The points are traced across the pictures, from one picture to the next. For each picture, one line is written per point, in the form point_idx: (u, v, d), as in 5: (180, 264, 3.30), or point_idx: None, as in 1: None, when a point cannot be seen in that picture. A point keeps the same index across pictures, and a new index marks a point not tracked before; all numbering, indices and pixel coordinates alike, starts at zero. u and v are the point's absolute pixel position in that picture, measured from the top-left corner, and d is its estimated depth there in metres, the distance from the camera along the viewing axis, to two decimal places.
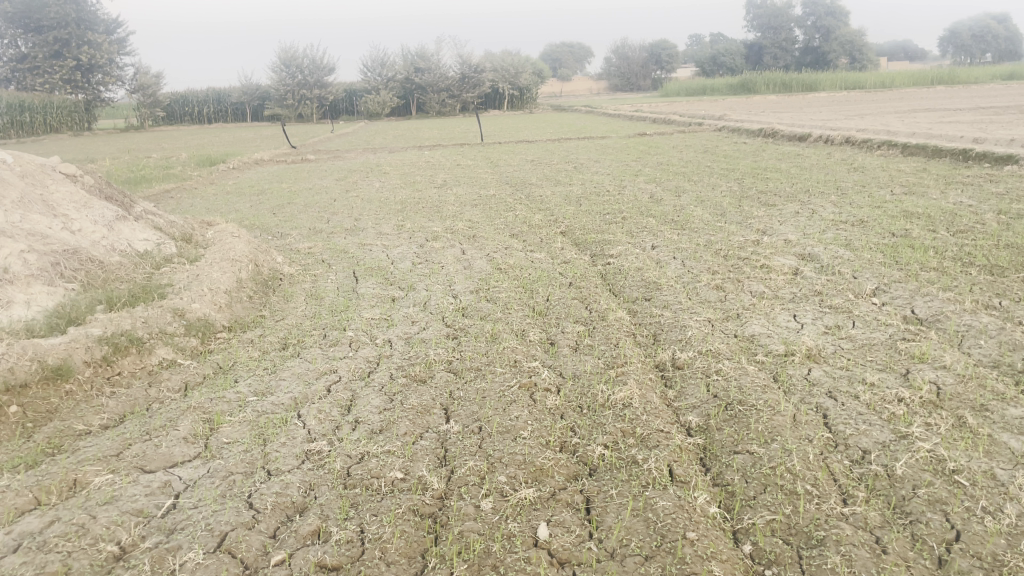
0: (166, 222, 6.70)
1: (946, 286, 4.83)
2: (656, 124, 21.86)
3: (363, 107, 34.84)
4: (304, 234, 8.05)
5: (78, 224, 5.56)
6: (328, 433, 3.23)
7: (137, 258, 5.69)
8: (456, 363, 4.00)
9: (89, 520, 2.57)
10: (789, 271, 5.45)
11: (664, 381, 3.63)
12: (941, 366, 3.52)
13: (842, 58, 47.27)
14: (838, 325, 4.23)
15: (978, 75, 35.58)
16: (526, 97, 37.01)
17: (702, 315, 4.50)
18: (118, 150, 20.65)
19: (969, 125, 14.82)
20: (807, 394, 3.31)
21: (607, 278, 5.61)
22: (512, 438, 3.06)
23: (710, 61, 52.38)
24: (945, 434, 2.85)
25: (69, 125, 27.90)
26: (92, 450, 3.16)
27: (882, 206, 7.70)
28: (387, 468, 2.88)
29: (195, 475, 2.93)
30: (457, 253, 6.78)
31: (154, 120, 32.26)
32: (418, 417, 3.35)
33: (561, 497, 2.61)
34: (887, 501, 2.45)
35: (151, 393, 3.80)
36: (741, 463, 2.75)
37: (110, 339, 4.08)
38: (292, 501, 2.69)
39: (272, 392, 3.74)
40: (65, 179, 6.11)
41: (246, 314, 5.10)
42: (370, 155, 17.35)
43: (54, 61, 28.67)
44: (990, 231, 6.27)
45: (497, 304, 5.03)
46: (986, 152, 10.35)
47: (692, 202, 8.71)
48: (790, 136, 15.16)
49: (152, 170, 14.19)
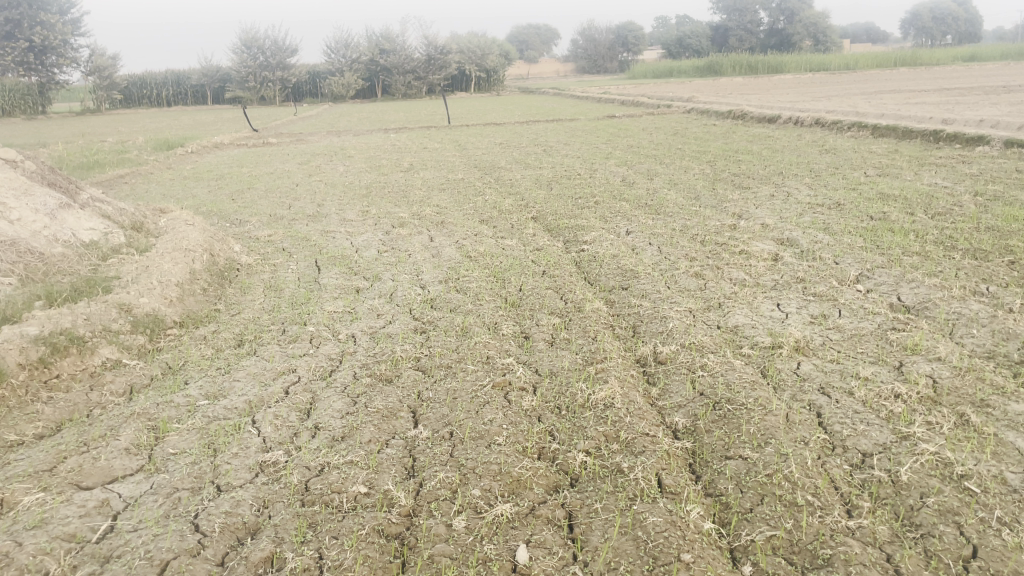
0: (116, 209, 6.32)
1: (931, 271, 4.68)
2: (623, 107, 21.64)
3: (327, 89, 34.16)
4: (264, 221, 7.71)
5: (17, 213, 5.19)
6: (286, 442, 2.96)
7: (82, 248, 5.33)
8: (424, 360, 3.75)
9: (13, 548, 2.29)
10: (769, 257, 5.27)
11: (647, 378, 3.41)
12: (936, 358, 3.35)
13: (806, 41, 47.51)
14: (824, 315, 4.05)
15: (938, 57, 35.88)
16: (494, 79, 36.41)
17: (683, 305, 4.30)
18: (72, 134, 19.91)
19: (937, 107, 14.79)
20: (798, 390, 3.11)
21: (581, 266, 5.38)
22: (486, 445, 2.82)
23: (677, 43, 52.16)
24: (949, 435, 2.67)
25: (22, 109, 26.87)
26: (24, 464, 2.86)
27: (857, 188, 7.58)
28: (349, 481, 2.62)
29: (137, 492, 2.65)
30: (424, 240, 6.50)
31: (111, 103, 31.19)
32: (383, 422, 3.09)
33: (541, 513, 2.38)
34: (894, 512, 2.27)
35: (92, 398, 3.49)
36: (734, 469, 2.55)
37: (48, 339, 3.74)
38: (244, 521, 2.44)
39: (225, 395, 3.46)
40: (4, 165, 5.70)
41: (199, 307, 4.79)
42: (334, 138, 16.91)
43: (5, 42, 27.59)
44: (969, 213, 6.15)
45: (468, 295, 4.79)
46: (957, 132, 10.29)
47: (665, 186, 8.51)
48: (759, 118, 15.05)
49: (105, 155, 13.61)
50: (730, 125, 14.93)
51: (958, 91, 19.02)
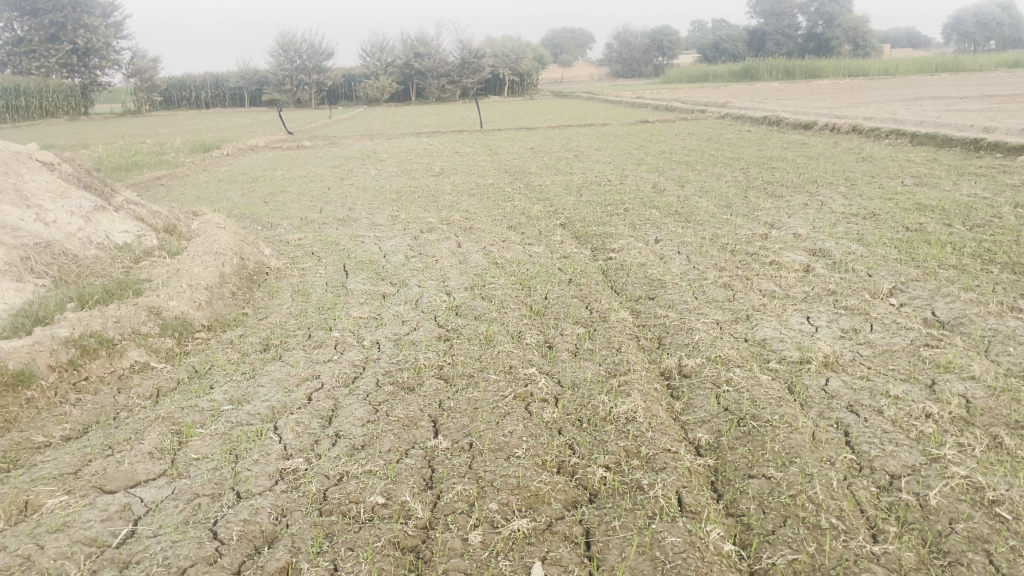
0: (150, 212, 6.41)
1: (967, 285, 4.56)
2: (656, 112, 21.52)
3: (362, 92, 34.47)
4: (295, 224, 7.77)
5: (53, 215, 5.29)
6: (306, 450, 2.97)
7: (116, 251, 5.42)
8: (447, 368, 3.74)
9: (36, 551, 2.32)
10: (800, 268, 5.18)
11: (671, 392, 3.36)
12: (970, 377, 3.25)
13: (845, 45, 46.85)
14: (854, 329, 3.96)
15: (981, 62, 35.10)
16: (527, 83, 36.44)
17: (710, 316, 4.24)
18: (113, 135, 20.28)
19: (979, 114, 14.47)
20: (825, 408, 3.05)
21: (609, 275, 5.34)
22: (505, 457, 2.79)
23: (712, 47, 51.74)
24: (981, 458, 2.59)
25: (65, 110, 27.46)
26: (50, 466, 2.90)
27: (893, 198, 7.43)
28: (367, 492, 2.62)
29: (159, 497, 2.67)
30: (452, 246, 6.51)
31: (151, 105, 31.78)
32: (404, 431, 3.08)
33: (558, 529, 2.36)
34: (921, 538, 2.20)
35: (120, 401, 3.54)
36: (757, 489, 2.50)
37: (78, 341, 3.80)
38: (262, 530, 2.44)
39: (249, 400, 3.48)
40: (42, 168, 5.81)
41: (227, 311, 4.84)
42: (368, 142, 17.04)
43: (50, 45, 28.25)
44: (1009, 225, 5.99)
45: (493, 303, 4.77)
46: (999, 141, 10.05)
47: (696, 193, 8.42)
48: (795, 124, 14.86)
49: (144, 157, 13.86)
50: (765, 131, 14.75)
51: (1001, 98, 18.57)
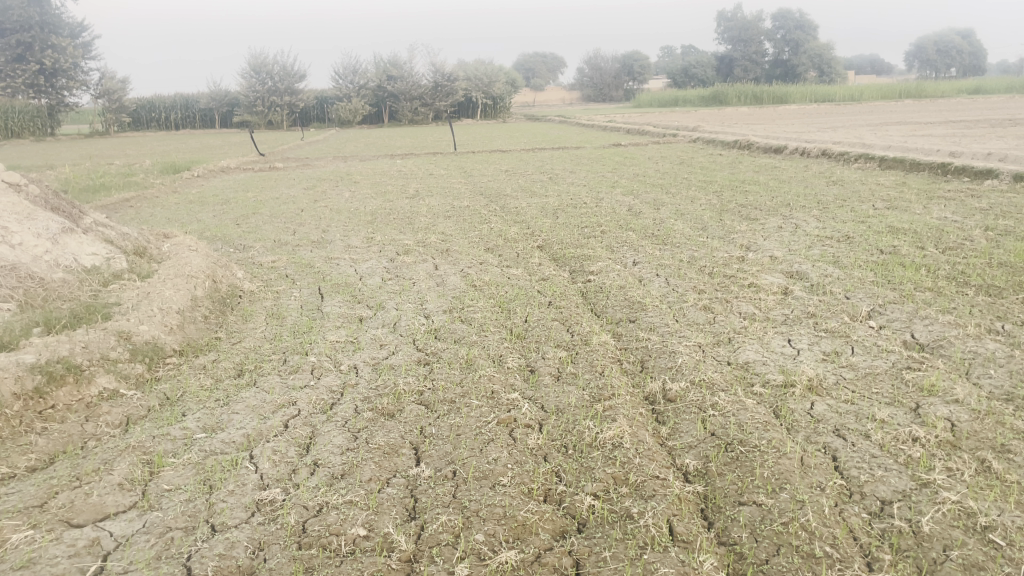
0: (119, 234, 6.27)
1: (944, 308, 4.60)
2: (628, 136, 21.69)
3: (334, 114, 34.40)
4: (268, 246, 7.67)
5: (19, 237, 5.15)
6: (284, 480, 2.88)
7: (84, 274, 5.28)
8: (428, 393, 3.67)
9: None
10: (779, 290, 5.19)
11: (656, 417, 3.32)
12: (954, 401, 3.25)
13: (811, 72, 47.81)
14: (836, 352, 3.96)
15: (944, 89, 36.00)
16: (500, 106, 36.62)
17: (692, 339, 4.21)
18: (80, 156, 20.00)
19: (944, 140, 14.76)
20: (812, 432, 3.02)
21: (588, 297, 5.31)
22: (491, 486, 2.73)
23: (681, 72, 52.47)
24: (971, 483, 2.57)
25: (31, 130, 27.02)
26: (13, 499, 2.77)
27: (866, 221, 7.52)
28: (348, 523, 2.53)
29: (130, 531, 2.56)
30: (429, 268, 6.45)
31: (119, 126, 31.40)
32: (385, 459, 3.00)
33: (547, 560, 2.29)
34: (917, 566, 2.17)
35: (87, 430, 3.41)
36: (748, 517, 2.45)
37: (44, 367, 3.67)
38: (238, 565, 2.34)
39: (223, 428, 3.37)
40: (8, 189, 5.66)
41: (199, 335, 4.72)
42: (341, 163, 16.96)
43: (16, 65, 27.87)
44: (980, 248, 6.07)
45: (472, 326, 4.71)
46: (965, 166, 10.25)
47: (671, 216, 8.46)
48: (766, 148, 15.05)
49: (112, 178, 13.64)
50: (736, 155, 14.92)
51: (964, 124, 19.00)
